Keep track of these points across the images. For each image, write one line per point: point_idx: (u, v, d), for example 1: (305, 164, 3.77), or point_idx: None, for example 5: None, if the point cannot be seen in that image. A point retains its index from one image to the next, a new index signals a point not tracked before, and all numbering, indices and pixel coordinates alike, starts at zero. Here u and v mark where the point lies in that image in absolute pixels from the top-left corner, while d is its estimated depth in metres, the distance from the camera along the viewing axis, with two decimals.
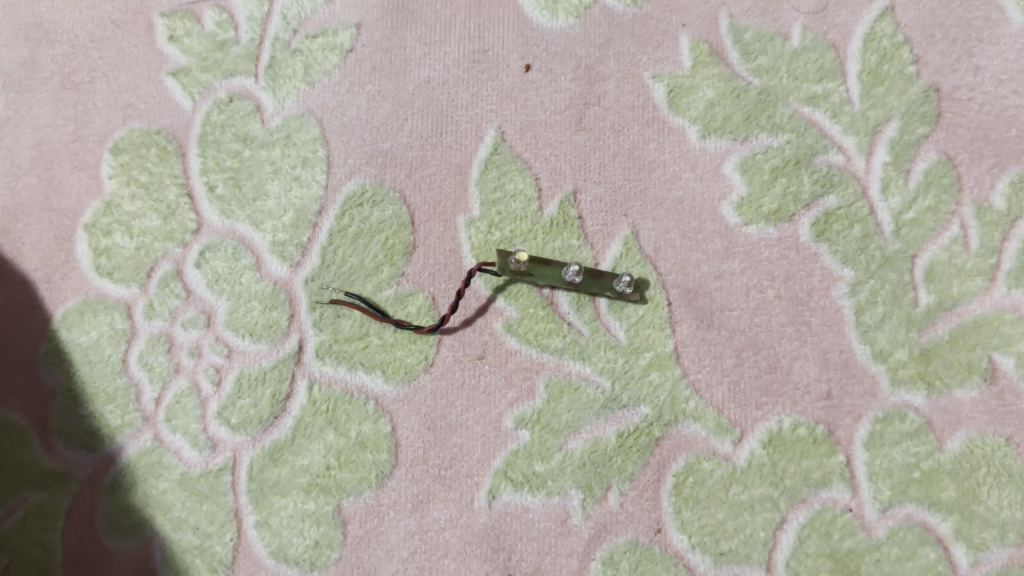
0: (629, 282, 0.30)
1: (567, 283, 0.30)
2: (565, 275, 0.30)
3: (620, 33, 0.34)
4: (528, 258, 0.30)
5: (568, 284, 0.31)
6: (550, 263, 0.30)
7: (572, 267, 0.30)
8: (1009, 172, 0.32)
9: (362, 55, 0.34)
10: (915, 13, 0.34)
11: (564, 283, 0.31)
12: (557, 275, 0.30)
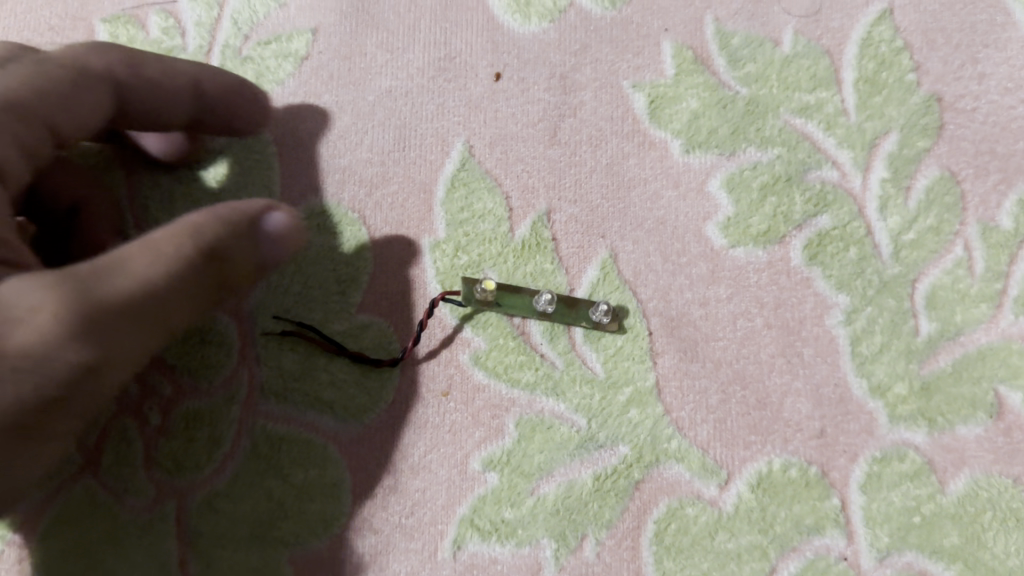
0: (605, 310, 0.28)
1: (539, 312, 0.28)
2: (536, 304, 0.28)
3: (597, 39, 0.32)
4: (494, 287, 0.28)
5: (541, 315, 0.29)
6: (520, 291, 0.29)
7: (544, 294, 0.28)
8: (1016, 189, 0.30)
9: (319, 62, 0.32)
10: (915, 17, 0.32)
11: (536, 312, 0.29)
12: (528, 305, 0.29)
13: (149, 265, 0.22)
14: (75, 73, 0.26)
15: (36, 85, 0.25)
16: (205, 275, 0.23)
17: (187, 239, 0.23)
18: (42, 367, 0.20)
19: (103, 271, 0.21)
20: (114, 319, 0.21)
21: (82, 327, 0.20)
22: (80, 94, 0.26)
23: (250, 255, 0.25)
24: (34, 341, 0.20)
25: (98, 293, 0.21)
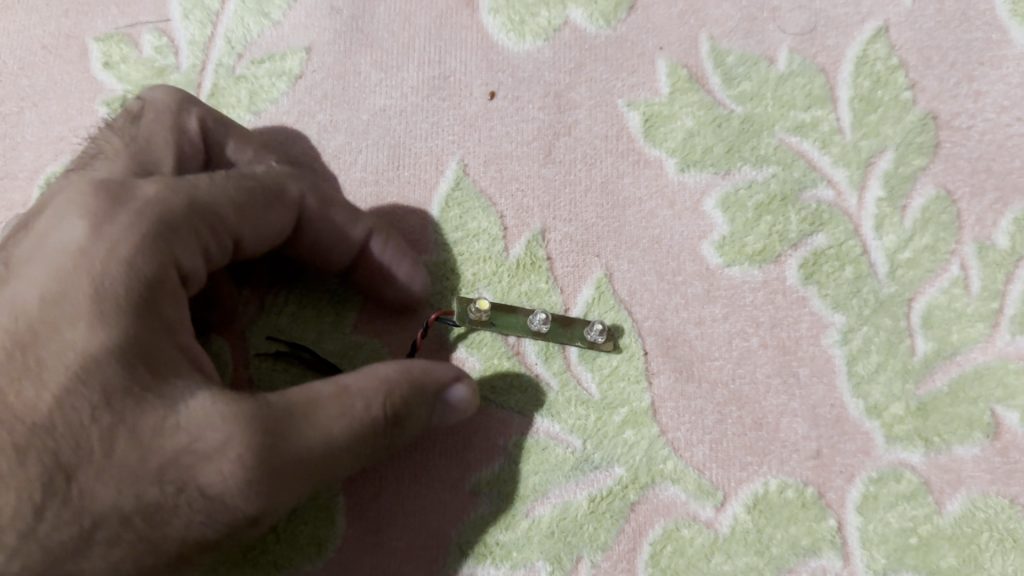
0: (600, 330, 0.28)
1: (533, 332, 0.29)
2: (532, 324, 0.29)
3: (592, 57, 0.32)
4: (489, 305, 0.29)
5: (535, 335, 0.29)
6: (515, 310, 0.29)
7: (539, 313, 0.28)
8: (1013, 208, 0.30)
9: (313, 81, 0.32)
10: (910, 35, 0.32)
11: (531, 333, 0.29)
12: (522, 325, 0.29)
13: (343, 419, 0.23)
14: (277, 198, 0.26)
15: (233, 198, 0.25)
16: (393, 432, 0.24)
17: (382, 399, 0.24)
18: (219, 507, 0.21)
19: (322, 402, 0.23)
20: (294, 471, 0.22)
21: (262, 477, 0.21)
22: (265, 214, 0.26)
23: (432, 402, 0.25)
24: (221, 484, 0.21)
25: (294, 447, 0.22)
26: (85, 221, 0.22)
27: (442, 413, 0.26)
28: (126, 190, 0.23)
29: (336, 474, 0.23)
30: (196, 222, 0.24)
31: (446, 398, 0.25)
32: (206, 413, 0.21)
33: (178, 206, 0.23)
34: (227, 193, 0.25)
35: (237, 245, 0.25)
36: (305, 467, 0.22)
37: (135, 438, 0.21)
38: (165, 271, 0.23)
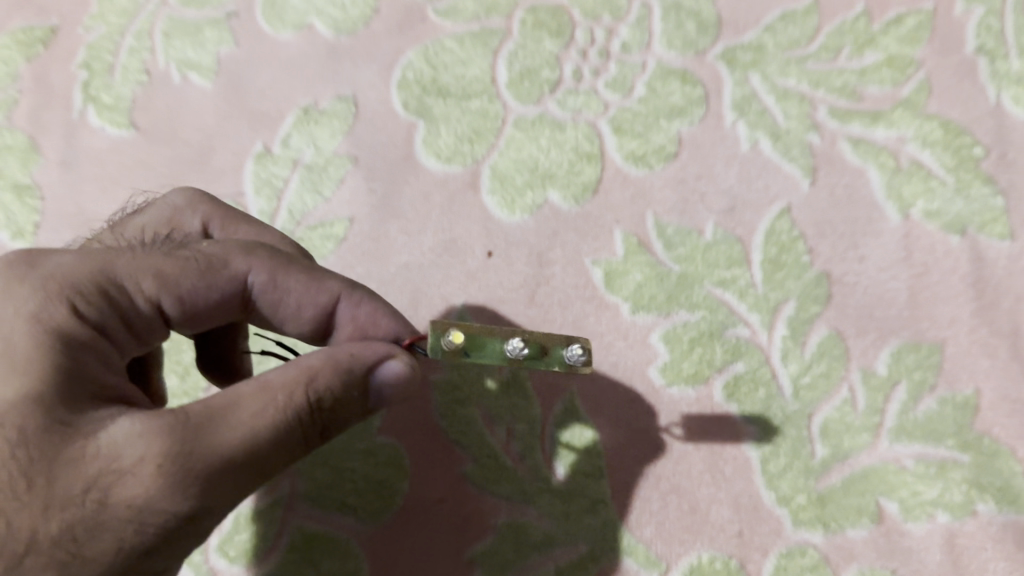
0: (582, 356, 0.28)
1: (503, 359, 0.28)
2: (501, 354, 0.28)
3: (566, 227, 0.41)
4: (463, 337, 0.27)
5: (506, 364, 0.28)
6: (489, 342, 0.28)
7: (509, 344, 0.28)
8: (889, 345, 0.39)
9: (353, 242, 0.41)
10: (808, 212, 0.42)
11: (498, 358, 0.28)
12: (497, 355, 0.28)
13: (255, 413, 0.26)
14: (212, 269, 0.30)
15: (153, 268, 0.29)
16: (315, 417, 0.27)
17: (300, 385, 0.26)
18: (146, 516, 0.25)
19: (241, 401, 0.26)
20: (207, 469, 0.25)
21: (174, 481, 0.25)
22: (196, 284, 0.29)
23: (349, 382, 0.27)
24: (142, 489, 0.25)
25: (212, 445, 0.25)
26: (10, 291, 0.27)
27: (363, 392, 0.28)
28: (47, 263, 0.28)
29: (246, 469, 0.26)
30: (103, 282, 0.28)
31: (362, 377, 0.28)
32: (120, 429, 0.25)
33: (88, 266, 0.28)
34: (149, 264, 0.29)
35: (169, 308, 0.29)
36: (221, 464, 0.25)
37: (53, 466, 0.25)
38: (76, 328, 0.27)
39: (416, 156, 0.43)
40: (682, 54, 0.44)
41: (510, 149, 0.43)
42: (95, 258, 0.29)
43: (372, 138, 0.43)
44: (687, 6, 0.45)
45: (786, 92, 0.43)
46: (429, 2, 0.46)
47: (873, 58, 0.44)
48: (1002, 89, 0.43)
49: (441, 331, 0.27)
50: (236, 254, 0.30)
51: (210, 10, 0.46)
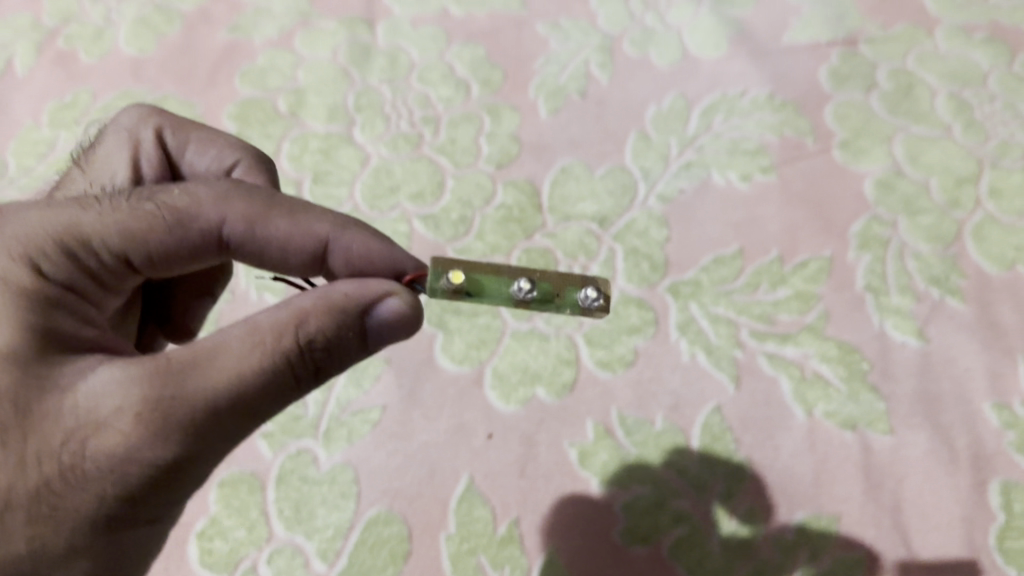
0: (596, 301, 0.35)
1: (512, 299, 0.36)
2: (513, 293, 0.35)
3: (549, 416, 0.54)
4: (463, 279, 0.35)
5: (515, 303, 0.36)
6: (490, 283, 0.36)
7: (519, 284, 0.35)
8: (797, 516, 0.51)
9: (386, 426, 0.54)
10: (735, 409, 0.54)
11: (510, 301, 0.36)
12: (496, 293, 0.36)
13: (240, 358, 0.33)
14: (180, 225, 0.36)
15: (121, 226, 0.36)
16: (306, 358, 0.33)
17: (288, 333, 0.33)
18: (130, 457, 0.32)
19: (224, 350, 0.33)
20: (182, 410, 0.32)
21: (153, 425, 0.32)
22: (164, 239, 0.36)
23: (341, 330, 0.34)
24: (126, 430, 0.32)
25: (189, 390, 0.32)
26: None
27: (348, 341, 0.35)
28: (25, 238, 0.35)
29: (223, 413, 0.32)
30: (75, 244, 0.35)
31: (358, 323, 0.35)
32: (98, 378, 0.33)
33: (57, 231, 0.35)
34: (115, 222, 0.36)
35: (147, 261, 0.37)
36: (200, 407, 0.32)
37: (35, 414, 0.32)
38: (54, 299, 0.35)
39: (434, 359, 0.56)
40: (639, 286, 0.58)
41: (507, 355, 0.56)
42: (63, 223, 0.35)
43: (401, 345, 0.56)
44: (643, 250, 0.60)
45: (717, 317, 0.57)
46: (450, 244, 0.60)
47: (784, 293, 0.58)
48: (885, 318, 0.57)
49: (455, 273, 0.35)
50: (203, 206, 0.37)
51: None
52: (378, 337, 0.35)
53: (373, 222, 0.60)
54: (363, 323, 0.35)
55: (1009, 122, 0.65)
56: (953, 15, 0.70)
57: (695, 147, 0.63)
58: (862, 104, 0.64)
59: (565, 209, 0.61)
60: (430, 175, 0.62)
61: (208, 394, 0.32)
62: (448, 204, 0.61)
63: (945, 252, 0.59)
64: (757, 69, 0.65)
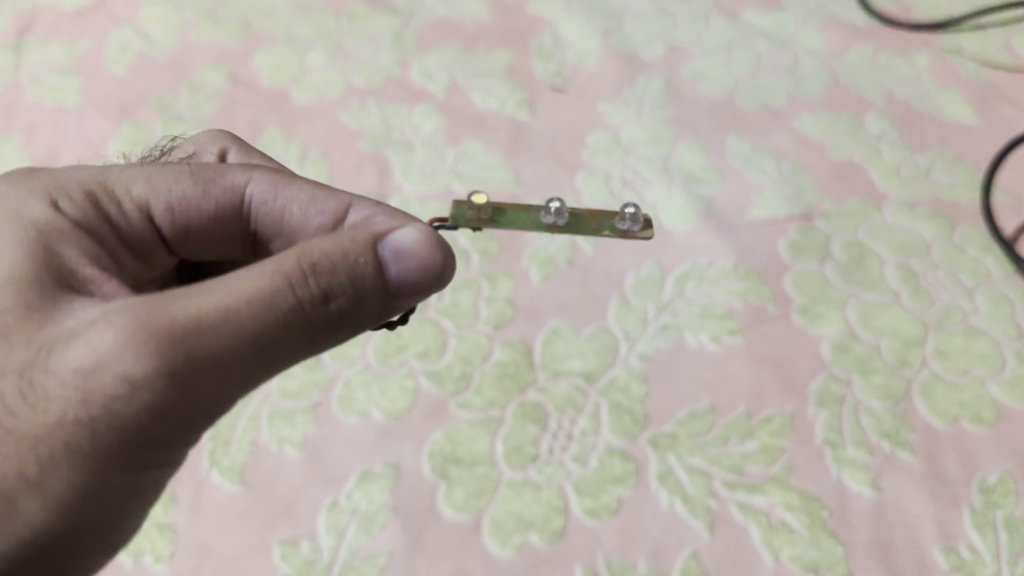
0: (632, 215, 0.52)
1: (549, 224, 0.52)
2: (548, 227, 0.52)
3: (542, 561, 0.60)
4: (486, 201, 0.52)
5: (547, 228, 0.52)
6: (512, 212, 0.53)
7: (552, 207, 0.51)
8: None
9: (392, 570, 0.59)
10: (710, 554, 0.60)
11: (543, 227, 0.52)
12: (518, 218, 0.53)
13: (245, 277, 0.40)
14: (205, 179, 0.51)
15: (156, 180, 0.50)
16: (309, 276, 0.41)
17: (297, 256, 0.41)
18: (120, 354, 0.38)
19: (234, 276, 0.40)
20: (178, 317, 0.38)
21: (142, 328, 0.38)
22: (191, 192, 0.51)
23: (343, 261, 0.42)
24: (124, 330, 0.38)
25: (186, 302, 0.39)
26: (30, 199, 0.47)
27: (350, 270, 0.42)
28: (62, 195, 0.48)
29: (209, 327, 0.39)
30: (109, 190, 0.49)
31: (363, 256, 0.43)
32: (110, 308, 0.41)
33: (99, 179, 0.49)
34: (150, 176, 0.50)
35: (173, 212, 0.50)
36: (187, 317, 0.39)
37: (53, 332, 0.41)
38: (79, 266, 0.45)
39: (437, 506, 0.62)
40: (621, 438, 0.65)
41: (502, 503, 0.62)
42: (104, 176, 0.49)
43: (407, 494, 0.62)
44: (625, 404, 0.66)
45: (693, 468, 0.63)
46: (452, 398, 0.66)
47: (752, 446, 0.64)
48: (842, 469, 0.63)
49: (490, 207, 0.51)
50: (227, 171, 0.52)
51: (303, 400, 0.66)
52: (391, 267, 0.43)
53: (384, 379, 0.67)
54: (367, 256, 0.43)
55: (952, 288, 0.71)
56: (900, 192, 0.76)
57: (670, 310, 0.71)
58: (816, 274, 0.72)
59: (555, 366, 0.68)
60: (435, 335, 0.70)
61: (197, 307, 0.39)
62: (450, 362, 0.68)
63: (896, 408, 0.65)
64: (724, 242, 0.74)
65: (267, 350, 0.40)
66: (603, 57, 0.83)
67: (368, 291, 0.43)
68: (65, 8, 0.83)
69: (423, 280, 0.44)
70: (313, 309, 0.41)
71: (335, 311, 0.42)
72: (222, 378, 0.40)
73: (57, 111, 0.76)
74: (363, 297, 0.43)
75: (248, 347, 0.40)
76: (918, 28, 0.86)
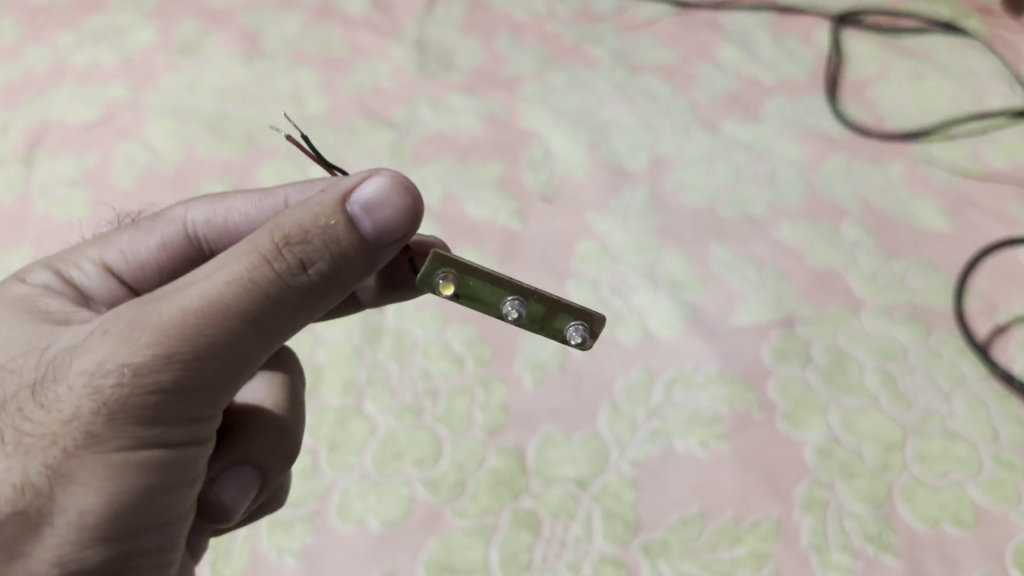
0: (578, 333, 0.45)
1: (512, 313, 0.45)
2: (509, 321, 0.45)
3: None
4: (445, 291, 0.45)
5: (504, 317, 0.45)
6: (466, 293, 0.45)
7: (510, 311, 0.44)
8: None
9: None
10: None
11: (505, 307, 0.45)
12: (483, 306, 0.45)
13: (227, 266, 0.43)
14: (145, 225, 0.60)
15: (98, 245, 0.59)
16: (286, 246, 0.43)
17: (272, 233, 0.43)
18: (119, 350, 0.42)
19: (209, 269, 0.43)
20: (167, 309, 0.42)
21: (136, 326, 0.42)
22: (134, 239, 0.59)
23: (316, 228, 0.43)
24: (119, 335, 0.42)
25: (173, 298, 0.43)
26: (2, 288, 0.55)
27: (326, 234, 0.43)
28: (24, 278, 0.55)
29: (201, 300, 0.42)
30: (61, 264, 0.57)
31: (333, 216, 0.43)
32: (88, 330, 0.45)
33: (53, 260, 0.58)
34: (94, 246, 0.59)
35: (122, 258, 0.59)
36: (174, 310, 0.42)
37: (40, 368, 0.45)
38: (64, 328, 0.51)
39: None
40: (614, 544, 0.66)
41: None
42: (56, 258, 0.58)
43: None
44: (617, 510, 0.68)
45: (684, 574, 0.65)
46: (447, 505, 0.68)
47: (740, 551, 0.66)
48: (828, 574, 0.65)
49: (452, 283, 0.44)
50: (168, 211, 0.61)
51: (301, 509, 0.68)
52: (365, 222, 0.43)
53: (380, 486, 0.69)
54: (340, 214, 0.43)
55: (929, 392, 0.74)
56: (878, 297, 0.79)
57: (659, 415, 0.73)
58: (799, 379, 0.74)
59: (549, 471, 0.70)
60: (430, 442, 0.71)
61: (178, 301, 0.42)
62: (446, 470, 0.70)
63: (878, 511, 0.67)
64: (709, 347, 0.76)
65: (258, 319, 0.43)
66: (590, 168, 0.87)
67: (351, 257, 0.44)
68: (74, 122, 0.86)
69: (407, 226, 0.44)
70: (292, 276, 0.43)
71: (317, 275, 0.44)
72: (218, 352, 0.43)
73: (66, 223, 0.78)
74: (346, 261, 0.44)
75: (241, 315, 0.43)
76: (890, 139, 0.89)
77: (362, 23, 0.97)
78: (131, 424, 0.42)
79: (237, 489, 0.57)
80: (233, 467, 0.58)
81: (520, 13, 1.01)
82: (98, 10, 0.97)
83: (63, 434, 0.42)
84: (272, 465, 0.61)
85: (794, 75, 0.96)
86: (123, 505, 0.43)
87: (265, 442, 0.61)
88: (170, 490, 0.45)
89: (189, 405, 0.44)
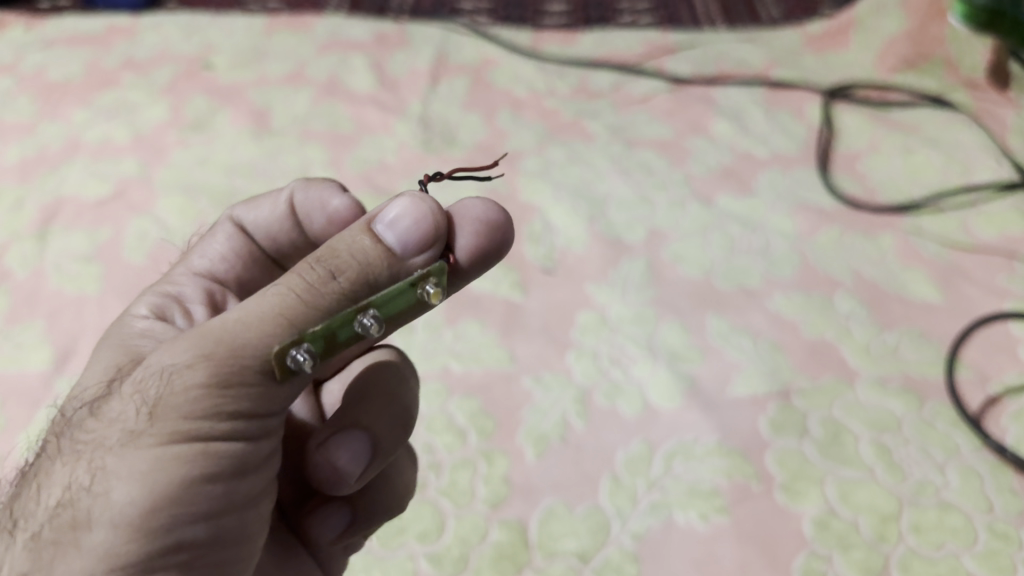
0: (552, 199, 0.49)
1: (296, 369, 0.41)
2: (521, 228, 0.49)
3: None
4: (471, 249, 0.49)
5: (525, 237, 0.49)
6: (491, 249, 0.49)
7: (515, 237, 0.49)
8: None
9: None
10: None
11: (276, 357, 0.41)
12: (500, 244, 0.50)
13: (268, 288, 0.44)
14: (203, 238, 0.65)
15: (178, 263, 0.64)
16: (317, 263, 0.44)
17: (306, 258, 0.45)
18: (168, 355, 0.44)
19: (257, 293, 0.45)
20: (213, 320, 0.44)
21: (186, 336, 0.44)
22: (201, 246, 0.64)
23: (347, 246, 0.44)
24: (172, 347, 0.44)
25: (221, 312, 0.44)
26: (109, 331, 0.59)
27: (353, 248, 0.44)
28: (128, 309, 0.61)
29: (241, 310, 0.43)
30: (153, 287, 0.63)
31: (362, 235, 0.45)
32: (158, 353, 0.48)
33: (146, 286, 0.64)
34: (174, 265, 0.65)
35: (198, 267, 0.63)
36: (219, 320, 0.44)
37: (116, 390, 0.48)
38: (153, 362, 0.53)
39: None
40: None
41: None
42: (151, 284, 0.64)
43: None
44: None
45: None
46: None
47: None
48: None
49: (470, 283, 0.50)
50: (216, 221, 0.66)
51: None
52: (388, 236, 0.44)
53: (384, 560, 0.70)
54: (366, 233, 0.45)
55: (924, 463, 0.74)
56: (871, 369, 0.80)
57: (659, 487, 0.73)
58: (796, 450, 0.75)
59: (551, 545, 0.71)
60: (434, 516, 0.72)
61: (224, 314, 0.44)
62: (449, 543, 0.71)
63: None
64: (708, 419, 0.77)
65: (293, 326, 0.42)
66: (590, 241, 0.90)
67: (379, 269, 0.44)
68: (87, 197, 0.88)
69: (425, 239, 0.45)
70: (320, 284, 0.43)
71: (347, 284, 0.43)
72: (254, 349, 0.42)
73: (77, 297, 0.79)
74: (375, 274, 0.44)
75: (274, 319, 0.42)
76: (881, 212, 0.92)
77: (368, 101, 1.01)
78: (171, 416, 0.42)
79: (351, 458, 0.56)
80: (337, 432, 0.56)
81: (520, 91, 1.05)
82: (111, 86, 1.02)
83: (116, 430, 0.43)
84: (383, 435, 0.57)
85: (786, 149, 0.99)
86: (163, 503, 0.42)
87: (374, 408, 0.58)
88: (220, 494, 0.44)
89: (234, 406, 0.43)
